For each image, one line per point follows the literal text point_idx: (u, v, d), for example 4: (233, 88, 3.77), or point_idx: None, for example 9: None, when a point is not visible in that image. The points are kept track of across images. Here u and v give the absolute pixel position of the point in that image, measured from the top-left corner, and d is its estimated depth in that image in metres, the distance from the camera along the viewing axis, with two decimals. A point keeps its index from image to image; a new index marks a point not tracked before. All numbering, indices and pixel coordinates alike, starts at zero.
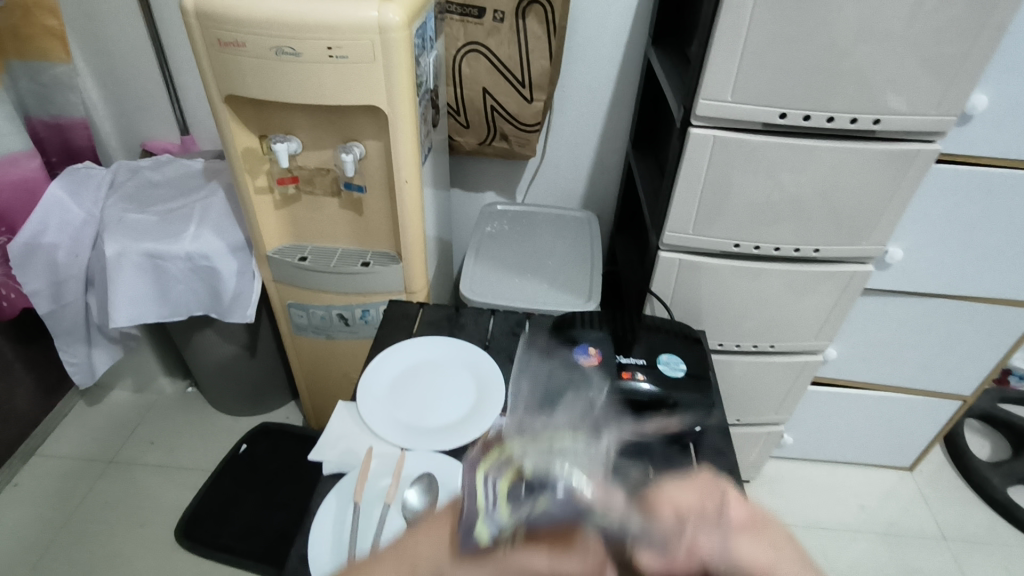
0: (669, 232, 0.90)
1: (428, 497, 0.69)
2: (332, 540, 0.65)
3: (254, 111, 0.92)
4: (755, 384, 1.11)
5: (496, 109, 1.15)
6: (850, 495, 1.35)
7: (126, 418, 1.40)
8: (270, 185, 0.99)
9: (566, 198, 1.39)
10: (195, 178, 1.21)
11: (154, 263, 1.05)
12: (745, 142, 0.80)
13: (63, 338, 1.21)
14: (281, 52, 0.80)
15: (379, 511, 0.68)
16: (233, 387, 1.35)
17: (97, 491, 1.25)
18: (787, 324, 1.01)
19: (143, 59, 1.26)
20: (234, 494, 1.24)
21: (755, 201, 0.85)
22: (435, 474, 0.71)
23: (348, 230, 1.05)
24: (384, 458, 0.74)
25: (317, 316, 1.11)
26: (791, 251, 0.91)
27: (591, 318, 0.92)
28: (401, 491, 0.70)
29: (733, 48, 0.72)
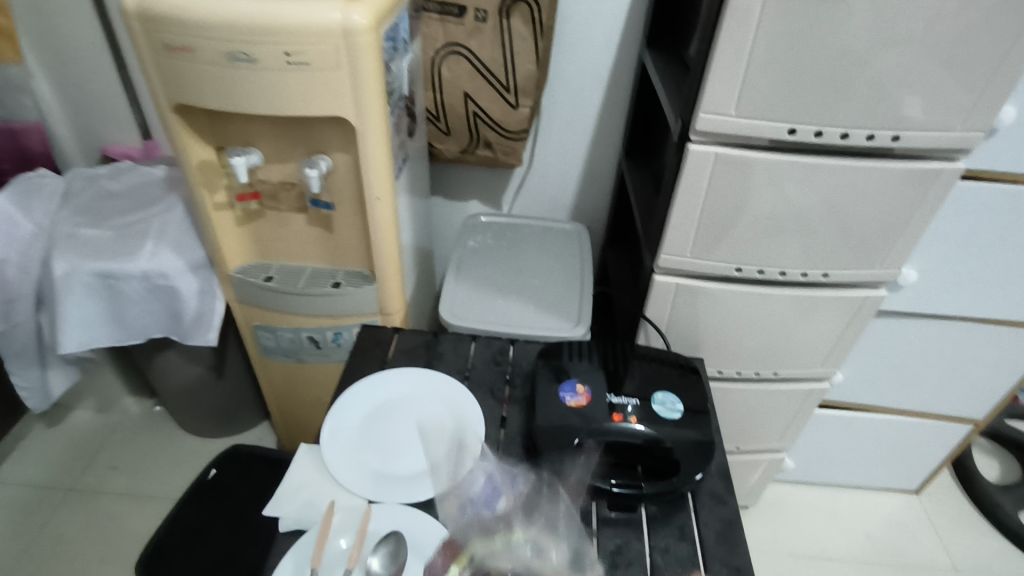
0: (666, 255, 0.83)
1: (393, 565, 0.61)
2: None
3: (209, 121, 0.83)
4: (757, 412, 1.04)
5: (479, 115, 1.07)
6: (854, 520, 1.29)
7: (89, 441, 1.31)
8: (229, 201, 0.90)
9: (556, 208, 1.31)
10: (156, 188, 1.12)
11: (107, 283, 0.97)
12: (750, 160, 0.72)
13: (15, 360, 1.13)
14: (234, 58, 0.72)
15: None
16: (202, 409, 1.27)
17: (55, 522, 1.17)
18: (792, 350, 0.94)
19: (100, 59, 1.17)
20: (201, 524, 1.16)
21: (759, 224, 0.78)
22: (404, 533, 0.64)
23: (317, 248, 0.97)
24: (348, 514, 0.66)
25: (286, 339, 1.04)
26: (798, 276, 0.84)
27: (581, 349, 0.85)
28: (365, 554, 0.63)
29: (737, 57, 0.65)
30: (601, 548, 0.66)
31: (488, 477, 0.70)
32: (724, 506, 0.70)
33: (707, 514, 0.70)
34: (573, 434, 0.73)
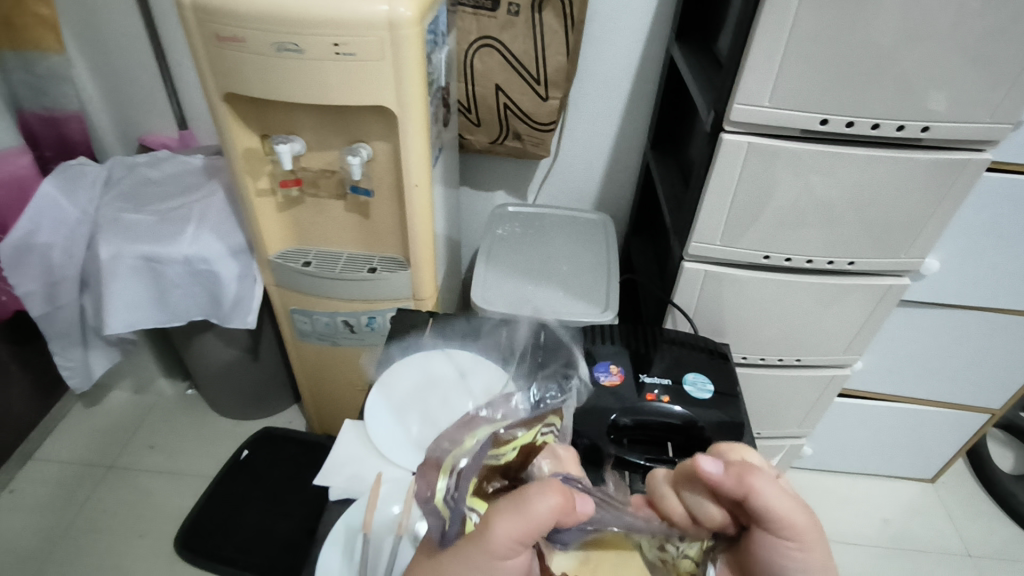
0: (696, 243, 0.85)
1: None
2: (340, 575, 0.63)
3: (255, 110, 0.86)
4: (779, 398, 1.07)
5: (510, 106, 1.09)
6: (870, 507, 1.32)
7: (125, 421, 1.36)
8: (272, 187, 0.93)
9: (580, 198, 1.34)
10: (195, 176, 1.16)
11: (151, 267, 1.00)
12: (782, 149, 0.74)
13: (59, 341, 1.17)
14: (283, 49, 0.74)
15: (389, 544, 0.64)
16: (235, 390, 1.31)
17: (96, 497, 1.22)
18: (816, 337, 0.96)
19: (140, 50, 1.21)
20: (236, 501, 1.21)
21: (788, 212, 0.80)
22: None
23: (354, 234, 1.00)
24: (394, 484, 0.69)
25: (322, 322, 1.07)
26: (824, 264, 0.86)
27: (608, 333, 0.88)
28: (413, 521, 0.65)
29: (774, 49, 0.67)
30: None
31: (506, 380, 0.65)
32: None
33: None
34: (608, 411, 0.76)
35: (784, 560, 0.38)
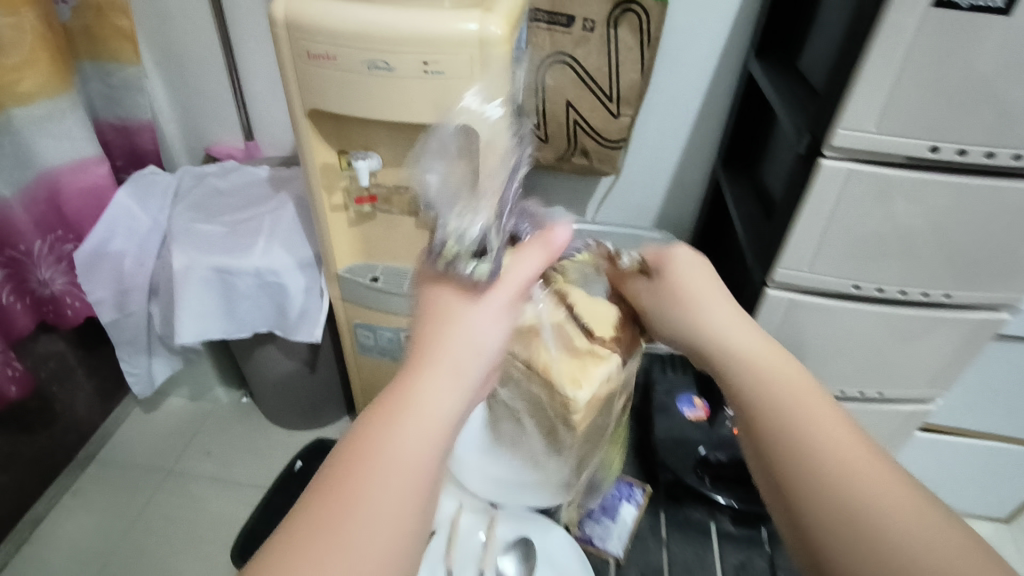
0: (782, 270, 0.82)
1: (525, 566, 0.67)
2: None
3: (335, 125, 0.87)
4: (855, 431, 1.02)
5: (579, 123, 1.07)
6: None
7: (182, 426, 1.37)
8: (345, 202, 0.93)
9: (642, 216, 1.31)
10: (262, 187, 1.17)
11: (222, 278, 1.01)
12: (884, 176, 0.71)
13: (125, 348, 1.18)
14: (372, 66, 0.74)
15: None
16: (290, 400, 1.31)
17: (155, 503, 1.23)
18: (901, 371, 0.92)
19: (212, 62, 1.23)
20: (291, 512, 1.20)
21: (885, 241, 0.77)
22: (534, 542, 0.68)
23: (423, 250, 0.99)
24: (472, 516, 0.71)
25: (385, 338, 1.07)
26: (919, 296, 0.82)
27: (674, 363, 0.91)
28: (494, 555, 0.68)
29: (886, 73, 0.64)
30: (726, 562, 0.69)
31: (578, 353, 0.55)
32: None
33: None
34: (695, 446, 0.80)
35: (694, 278, 0.52)
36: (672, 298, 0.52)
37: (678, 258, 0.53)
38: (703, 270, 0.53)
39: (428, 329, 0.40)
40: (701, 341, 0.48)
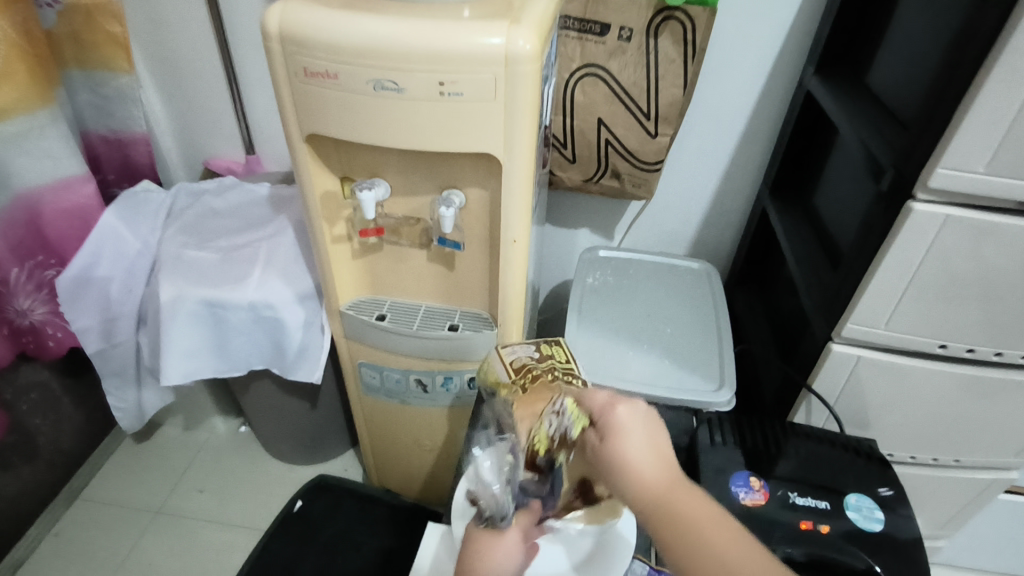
0: (852, 324, 0.70)
1: None
2: None
3: (337, 149, 0.76)
4: (920, 498, 0.90)
5: (612, 143, 0.96)
6: None
7: (175, 459, 1.28)
8: (348, 233, 0.83)
9: (674, 242, 1.20)
10: (261, 208, 1.07)
11: (213, 312, 0.91)
12: (989, 224, 0.59)
13: (112, 379, 1.09)
14: (380, 86, 0.63)
15: None
16: (290, 436, 1.22)
17: (143, 545, 1.14)
18: (983, 438, 0.79)
19: (210, 70, 1.13)
20: (288, 560, 1.11)
21: (982, 295, 0.64)
22: None
23: (435, 285, 0.88)
24: None
25: (391, 379, 0.96)
26: (1016, 358, 0.69)
27: (721, 424, 0.75)
28: None
29: (1004, 104, 0.52)
30: None
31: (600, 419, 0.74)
32: None
33: None
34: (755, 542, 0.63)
35: (633, 440, 0.50)
36: (611, 466, 0.50)
37: (623, 421, 0.52)
38: (649, 433, 0.51)
39: (471, 555, 0.53)
40: (642, 513, 0.48)
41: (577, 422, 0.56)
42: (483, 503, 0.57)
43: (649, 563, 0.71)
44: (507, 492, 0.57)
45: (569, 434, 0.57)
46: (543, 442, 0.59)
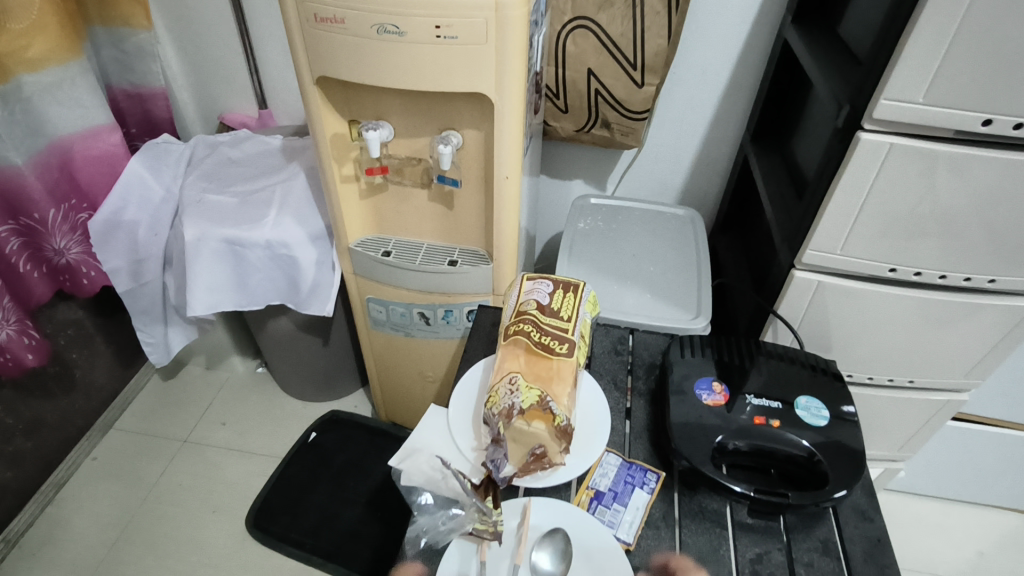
0: (812, 250, 0.78)
1: (561, 563, 0.60)
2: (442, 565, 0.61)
3: (346, 94, 0.83)
4: (880, 420, 0.98)
5: (601, 93, 1.02)
6: (966, 537, 1.21)
7: (197, 395, 1.39)
8: (356, 173, 0.91)
9: (664, 191, 1.26)
10: (275, 157, 1.14)
11: (233, 250, 1.00)
12: (930, 152, 0.66)
13: (141, 317, 1.18)
14: (383, 30, 0.70)
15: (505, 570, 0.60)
16: (304, 373, 1.31)
17: (171, 469, 1.25)
18: (934, 359, 0.87)
19: (224, 28, 1.19)
20: (303, 484, 1.22)
21: (926, 219, 0.71)
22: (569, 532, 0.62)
23: (436, 224, 0.96)
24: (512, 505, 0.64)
25: (397, 313, 1.05)
26: (960, 280, 0.76)
27: (693, 341, 0.82)
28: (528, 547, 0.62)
29: (938, 39, 0.59)
30: (741, 557, 0.64)
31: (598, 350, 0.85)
32: (871, 524, 0.67)
33: (851, 530, 0.66)
34: (712, 433, 0.71)
35: None
36: None
37: None
38: None
39: None
40: None
41: (530, 399, 0.65)
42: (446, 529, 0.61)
43: (622, 456, 0.73)
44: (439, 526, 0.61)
45: (521, 404, 0.65)
46: (495, 405, 0.65)
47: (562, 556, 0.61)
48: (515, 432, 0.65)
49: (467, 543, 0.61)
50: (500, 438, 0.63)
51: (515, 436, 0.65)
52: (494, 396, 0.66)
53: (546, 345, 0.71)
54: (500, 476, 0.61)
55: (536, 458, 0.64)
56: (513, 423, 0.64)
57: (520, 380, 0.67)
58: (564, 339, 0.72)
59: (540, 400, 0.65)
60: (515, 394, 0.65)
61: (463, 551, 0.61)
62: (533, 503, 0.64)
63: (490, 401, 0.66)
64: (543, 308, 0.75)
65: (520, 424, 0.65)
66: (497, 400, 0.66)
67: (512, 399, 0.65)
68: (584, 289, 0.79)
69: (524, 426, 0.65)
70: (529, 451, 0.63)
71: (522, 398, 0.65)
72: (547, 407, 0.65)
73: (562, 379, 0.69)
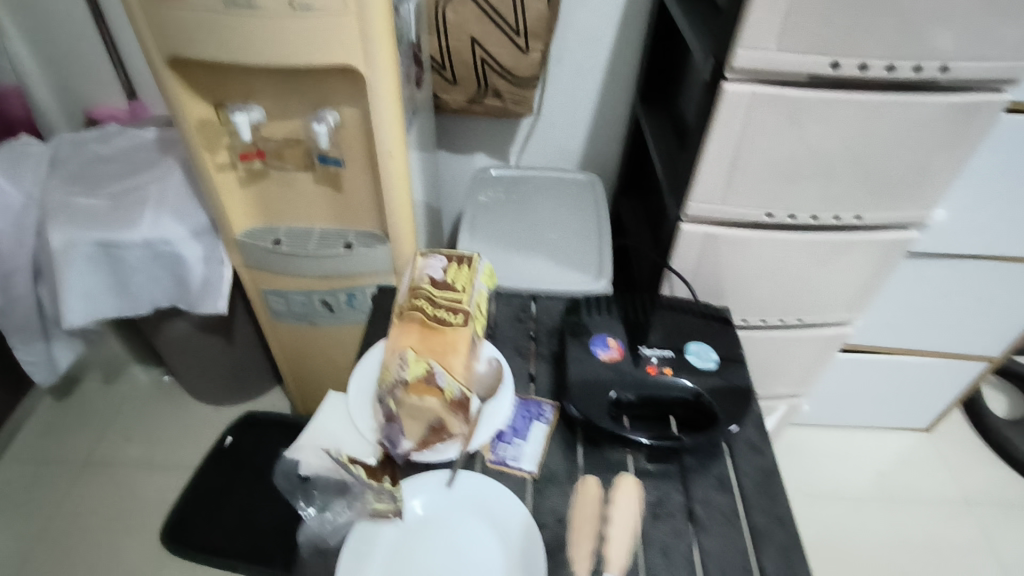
0: (695, 202, 0.80)
1: (488, 546, 0.60)
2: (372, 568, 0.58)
3: (207, 76, 0.78)
4: (778, 358, 1.04)
5: (487, 61, 1.00)
6: (867, 460, 1.34)
7: (97, 411, 1.31)
8: (232, 161, 0.86)
9: (565, 157, 1.27)
10: (149, 151, 1.06)
11: (109, 253, 0.93)
12: (790, 99, 0.68)
13: (17, 336, 1.08)
14: (233, 3, 0.65)
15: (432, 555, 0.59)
16: (212, 376, 1.25)
17: (74, 492, 1.18)
18: (817, 296, 0.92)
19: (74, 13, 1.09)
20: (221, 488, 1.17)
21: (789, 163, 0.74)
22: (498, 518, 0.62)
23: (327, 207, 0.93)
24: (440, 491, 0.64)
25: (296, 303, 1.01)
26: (830, 219, 0.81)
27: (600, 302, 0.84)
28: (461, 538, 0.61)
29: None
30: (642, 501, 0.66)
31: (501, 320, 0.86)
32: (761, 456, 0.71)
33: (745, 464, 0.70)
34: (608, 388, 0.73)
35: None
36: None
37: None
38: None
39: None
40: None
41: (417, 372, 0.65)
42: (340, 514, 0.61)
43: (519, 395, 0.76)
44: (337, 509, 0.61)
45: (409, 378, 0.65)
46: (388, 383, 0.66)
47: (486, 540, 0.61)
48: (408, 409, 0.65)
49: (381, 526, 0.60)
50: (393, 416, 0.65)
51: (410, 412, 0.65)
52: (387, 372, 0.66)
53: (440, 318, 0.69)
54: (397, 451, 0.65)
55: (434, 432, 0.66)
56: (404, 399, 0.65)
57: (411, 354, 0.66)
58: (458, 309, 0.70)
59: (429, 372, 0.65)
60: (404, 369, 0.65)
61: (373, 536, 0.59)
62: (460, 474, 0.65)
63: (384, 377, 0.67)
64: (436, 282, 0.73)
65: (411, 399, 0.65)
66: (390, 376, 0.66)
67: (401, 376, 0.65)
68: (479, 260, 0.77)
69: (417, 401, 0.65)
70: (426, 426, 0.66)
71: (410, 372, 0.65)
72: (435, 380, 0.64)
73: (459, 347, 0.68)
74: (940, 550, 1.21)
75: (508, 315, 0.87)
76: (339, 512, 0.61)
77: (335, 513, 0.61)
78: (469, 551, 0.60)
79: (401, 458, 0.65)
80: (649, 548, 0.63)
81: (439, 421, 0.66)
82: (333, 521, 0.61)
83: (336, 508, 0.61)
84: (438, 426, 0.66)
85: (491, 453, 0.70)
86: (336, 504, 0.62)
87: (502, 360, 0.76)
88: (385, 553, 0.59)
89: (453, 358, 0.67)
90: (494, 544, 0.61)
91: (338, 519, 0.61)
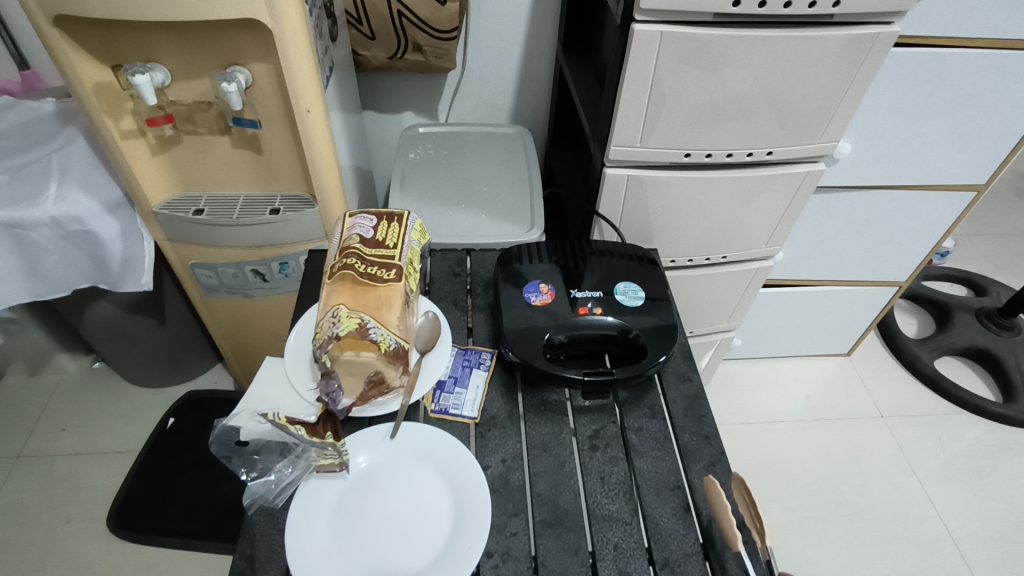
0: (615, 146, 0.82)
1: (429, 481, 0.62)
2: (317, 518, 0.59)
3: (99, 35, 0.73)
4: (708, 295, 1.10)
5: (404, 14, 0.98)
6: (794, 386, 1.47)
7: (26, 405, 1.25)
8: (139, 127, 0.82)
9: (496, 113, 1.27)
10: (46, 123, 0.99)
11: (13, 234, 0.87)
12: (696, 38, 0.70)
13: None
14: None
15: (374, 497, 0.61)
16: (146, 359, 1.21)
17: (8, 489, 1.13)
18: (740, 233, 0.97)
19: None
20: (168, 471, 1.15)
21: (698, 104, 0.77)
22: (436, 455, 0.64)
23: (248, 172, 0.90)
24: (376, 439, 0.65)
25: (228, 275, 0.99)
26: (743, 156, 0.84)
27: (538, 251, 0.85)
28: (402, 478, 0.63)
29: None
30: (580, 435, 0.69)
31: (437, 276, 0.87)
32: (688, 382, 0.75)
33: (674, 391, 0.74)
34: (542, 332, 0.74)
35: None
36: None
37: None
38: None
39: None
40: None
41: (349, 327, 0.65)
42: (286, 472, 0.62)
43: (458, 346, 0.77)
44: (281, 468, 0.62)
45: (341, 332, 0.65)
46: (320, 340, 0.66)
47: (425, 477, 0.63)
48: (346, 367, 0.68)
49: (327, 480, 0.62)
50: (330, 371, 0.66)
51: (348, 370, 0.68)
52: (319, 330, 0.66)
53: (372, 274, 0.68)
54: (338, 408, 0.65)
55: (373, 385, 0.67)
56: (342, 357, 0.68)
57: (342, 308, 0.66)
58: (390, 266, 0.70)
59: (359, 326, 0.65)
60: (336, 325, 0.65)
61: (319, 491, 0.61)
62: (402, 423, 0.66)
63: (317, 336, 0.67)
64: (366, 241, 0.71)
65: (348, 356, 0.68)
66: (323, 332, 0.66)
67: (332, 331, 0.65)
68: (410, 217, 0.76)
69: (354, 357, 0.68)
70: (365, 381, 0.67)
71: (340, 327, 0.65)
72: (368, 334, 0.65)
73: (391, 301, 0.68)
74: (860, 460, 1.34)
75: (444, 271, 0.87)
76: (285, 471, 0.62)
77: (279, 473, 0.62)
78: (416, 494, 0.62)
79: (343, 415, 0.65)
80: (587, 476, 0.66)
81: (378, 375, 0.68)
82: (279, 480, 0.61)
83: (281, 467, 0.62)
84: (378, 381, 0.67)
85: (433, 403, 0.71)
86: (280, 465, 0.62)
87: (439, 315, 0.77)
88: (331, 507, 0.60)
89: (385, 312, 0.67)
90: (434, 480, 0.63)
91: (283, 477, 0.61)
